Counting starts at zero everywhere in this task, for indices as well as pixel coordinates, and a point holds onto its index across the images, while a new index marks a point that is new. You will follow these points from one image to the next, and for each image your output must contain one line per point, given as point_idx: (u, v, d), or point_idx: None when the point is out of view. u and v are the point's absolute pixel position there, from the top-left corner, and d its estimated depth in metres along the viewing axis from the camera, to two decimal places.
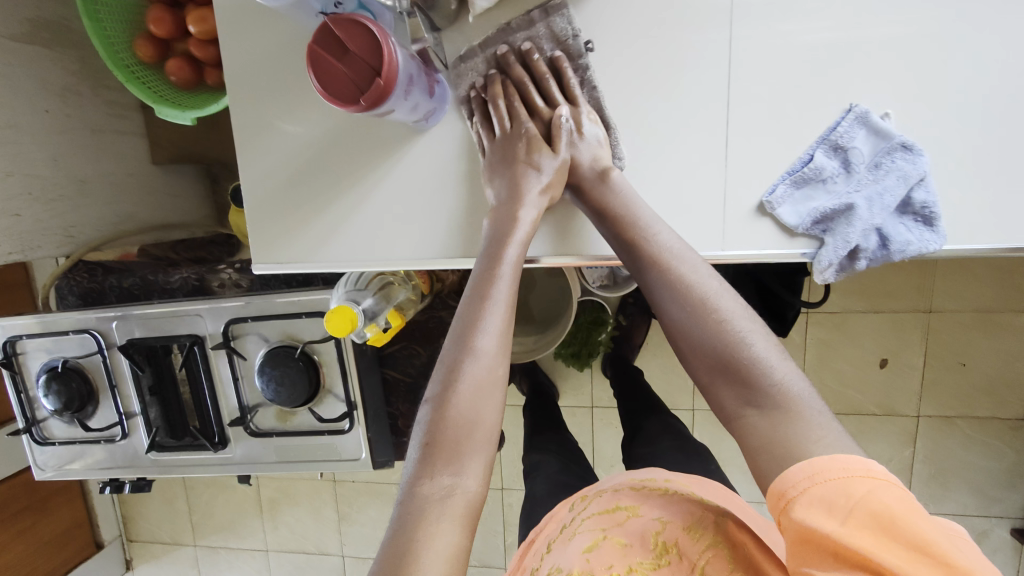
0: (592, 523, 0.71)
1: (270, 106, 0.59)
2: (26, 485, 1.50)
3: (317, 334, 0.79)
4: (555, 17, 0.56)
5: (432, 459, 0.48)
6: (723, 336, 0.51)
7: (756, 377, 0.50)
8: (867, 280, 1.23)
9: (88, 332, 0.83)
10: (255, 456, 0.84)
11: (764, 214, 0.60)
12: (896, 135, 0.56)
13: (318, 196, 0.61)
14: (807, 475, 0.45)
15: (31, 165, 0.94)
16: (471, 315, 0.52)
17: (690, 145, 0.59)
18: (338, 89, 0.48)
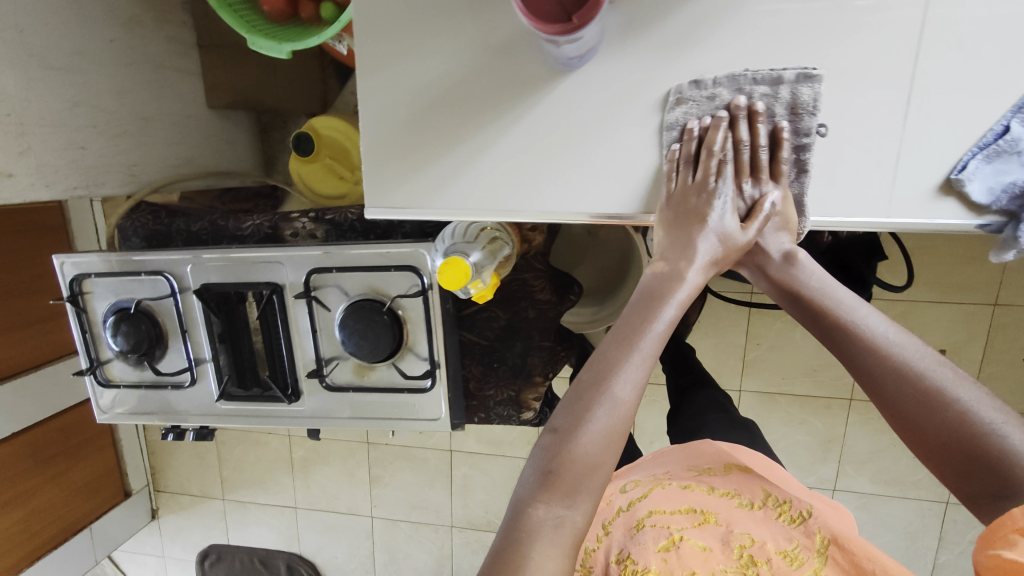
0: (665, 521, 0.75)
1: (398, 39, 0.57)
2: (60, 430, 1.50)
3: (403, 289, 0.76)
4: (798, 82, 0.52)
5: (548, 487, 0.51)
6: (921, 395, 0.53)
7: (978, 454, 0.49)
8: (936, 270, 1.20)
9: (161, 275, 0.80)
10: (328, 410, 0.82)
11: (947, 192, 0.53)
12: None
13: (438, 137, 0.58)
14: None
15: (96, 96, 0.90)
16: (614, 360, 0.55)
17: (864, 99, 0.52)
18: (539, 6, 0.50)
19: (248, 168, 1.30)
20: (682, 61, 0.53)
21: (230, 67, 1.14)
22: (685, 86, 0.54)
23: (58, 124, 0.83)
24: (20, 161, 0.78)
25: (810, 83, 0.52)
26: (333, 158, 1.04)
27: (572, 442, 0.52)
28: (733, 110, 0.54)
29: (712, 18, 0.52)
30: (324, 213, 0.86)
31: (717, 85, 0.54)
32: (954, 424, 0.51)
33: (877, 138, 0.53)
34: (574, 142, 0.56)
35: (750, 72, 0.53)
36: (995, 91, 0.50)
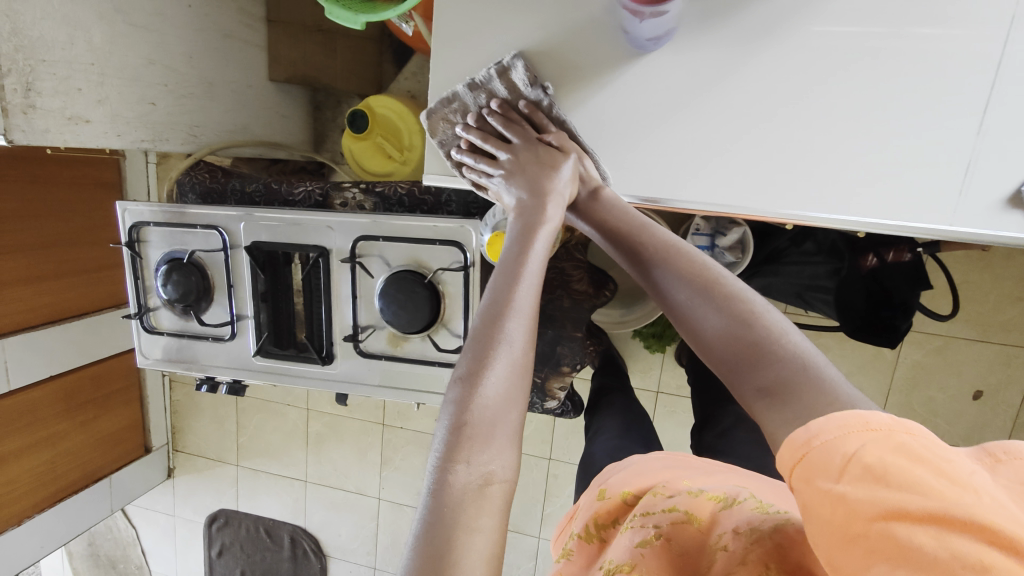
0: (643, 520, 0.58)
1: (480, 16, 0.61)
2: (93, 379, 1.55)
3: (446, 265, 0.77)
4: (492, 78, 0.62)
5: (459, 445, 0.47)
6: (708, 324, 0.51)
7: (772, 352, 0.46)
8: (982, 308, 1.16)
9: (216, 229, 0.83)
10: (358, 376, 0.83)
11: (1014, 208, 0.53)
12: None
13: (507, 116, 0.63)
14: (840, 424, 0.38)
15: (170, 57, 0.93)
16: (496, 306, 0.53)
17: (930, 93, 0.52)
18: None
19: (298, 142, 1.33)
20: (762, 51, 0.54)
21: (293, 43, 1.16)
22: (794, 62, 0.54)
23: (134, 78, 0.87)
24: (97, 109, 0.82)
25: (518, 68, 0.61)
26: (384, 137, 1.06)
27: (470, 404, 0.48)
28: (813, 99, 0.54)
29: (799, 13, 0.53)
30: (373, 185, 0.88)
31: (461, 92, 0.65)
32: (735, 354, 0.49)
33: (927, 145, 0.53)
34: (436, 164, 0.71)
35: (462, 88, 0.64)
36: None
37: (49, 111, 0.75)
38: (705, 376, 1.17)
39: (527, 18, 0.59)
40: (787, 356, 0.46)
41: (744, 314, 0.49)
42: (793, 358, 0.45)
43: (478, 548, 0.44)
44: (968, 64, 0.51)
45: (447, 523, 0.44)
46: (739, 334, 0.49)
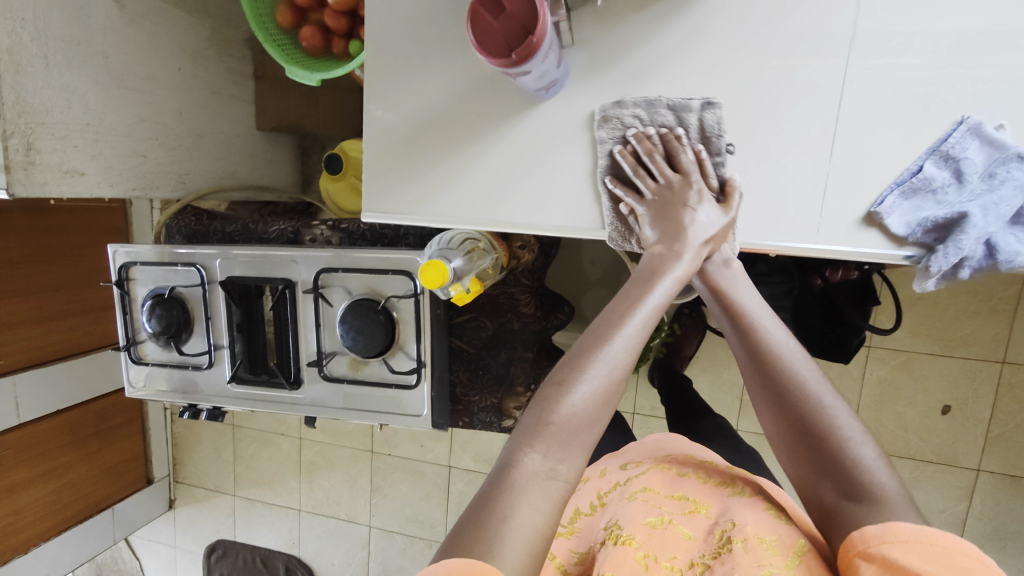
0: (657, 500, 0.67)
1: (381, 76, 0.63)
2: (97, 412, 1.63)
3: (399, 292, 0.83)
4: (698, 110, 0.57)
5: (539, 443, 0.49)
6: (811, 420, 0.55)
7: (845, 463, 0.54)
8: (942, 322, 1.18)
9: (194, 267, 0.91)
10: (324, 399, 0.89)
11: (871, 224, 0.56)
12: (1013, 145, 0.52)
13: (416, 161, 0.64)
14: (914, 535, 0.49)
15: (160, 114, 1.04)
16: (612, 326, 0.52)
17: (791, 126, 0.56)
18: (488, 43, 0.52)
19: (286, 185, 1.42)
20: (638, 94, 0.59)
21: (278, 95, 1.27)
22: (667, 100, 0.58)
23: (126, 135, 0.97)
24: (92, 163, 0.92)
25: (714, 111, 0.57)
26: (358, 177, 1.15)
27: (555, 413, 0.50)
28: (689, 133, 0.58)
29: (664, 60, 0.57)
30: (340, 222, 0.96)
31: (629, 108, 0.59)
32: (832, 456, 0.54)
33: (793, 171, 0.56)
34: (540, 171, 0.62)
35: (660, 101, 0.58)
36: (907, 138, 0.54)
37: (48, 166, 0.84)
38: (674, 396, 1.20)
39: (427, 81, 0.62)
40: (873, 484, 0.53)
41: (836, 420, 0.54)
42: (883, 490, 0.52)
43: (533, 525, 0.48)
44: (821, 97, 0.55)
45: (517, 501, 0.48)
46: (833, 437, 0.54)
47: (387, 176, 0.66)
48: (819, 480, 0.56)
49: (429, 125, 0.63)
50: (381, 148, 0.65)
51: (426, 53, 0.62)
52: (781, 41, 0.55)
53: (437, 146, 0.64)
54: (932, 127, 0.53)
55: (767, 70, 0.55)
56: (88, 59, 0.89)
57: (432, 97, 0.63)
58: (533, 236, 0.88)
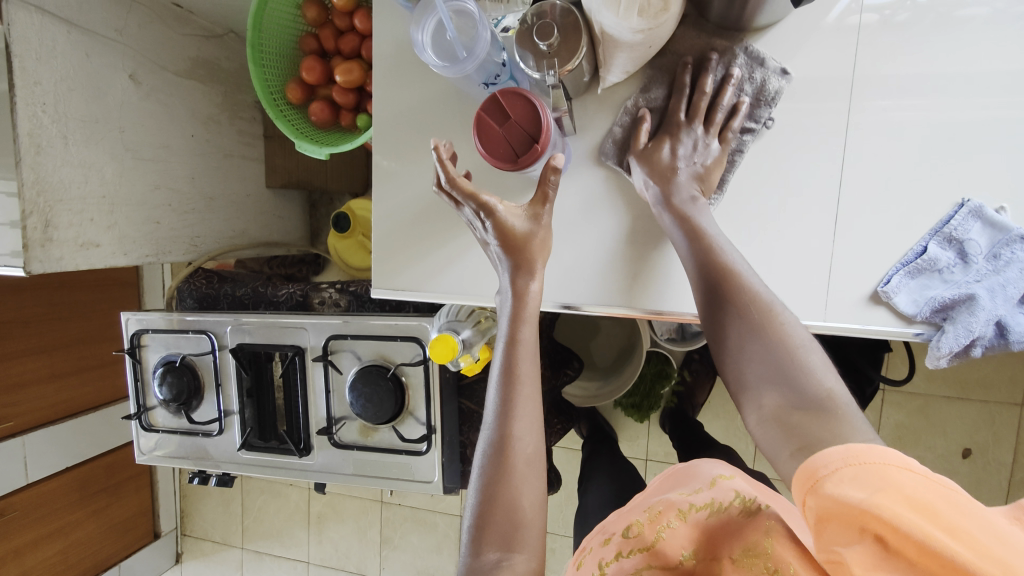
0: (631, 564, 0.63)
1: (388, 157, 0.65)
2: (106, 467, 1.62)
3: (408, 358, 0.84)
4: (771, 68, 0.55)
5: (482, 536, 0.51)
6: (757, 325, 0.49)
7: (799, 376, 0.46)
8: (957, 365, 1.17)
9: (205, 334, 0.92)
10: (333, 466, 0.88)
11: (878, 302, 0.56)
12: (1015, 227, 0.52)
13: (423, 239, 0.66)
14: (843, 460, 0.40)
15: (173, 180, 1.06)
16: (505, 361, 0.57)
17: (794, 204, 0.57)
18: (494, 148, 0.55)
19: (296, 238, 1.44)
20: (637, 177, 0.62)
21: (287, 154, 1.30)
22: None
23: (139, 204, 0.99)
24: (106, 234, 0.94)
25: (782, 78, 0.56)
26: (366, 235, 1.17)
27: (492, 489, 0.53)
28: None
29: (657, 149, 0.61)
30: (348, 285, 0.97)
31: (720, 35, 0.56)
32: (777, 360, 0.48)
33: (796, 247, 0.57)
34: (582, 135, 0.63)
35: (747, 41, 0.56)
36: (910, 217, 0.55)
37: (64, 241, 0.87)
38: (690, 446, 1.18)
39: (437, 164, 0.64)
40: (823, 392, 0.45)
41: (798, 340, 0.48)
42: (833, 396, 0.45)
43: None
44: (819, 178, 0.56)
45: None
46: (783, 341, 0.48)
47: (392, 259, 0.67)
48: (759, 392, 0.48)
49: (434, 203, 0.65)
50: (391, 226, 0.66)
51: (434, 138, 0.63)
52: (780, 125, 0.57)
53: (445, 227, 0.65)
54: (935, 207, 0.54)
55: (764, 151, 0.58)
56: (104, 134, 0.92)
57: (440, 181, 0.64)
58: None
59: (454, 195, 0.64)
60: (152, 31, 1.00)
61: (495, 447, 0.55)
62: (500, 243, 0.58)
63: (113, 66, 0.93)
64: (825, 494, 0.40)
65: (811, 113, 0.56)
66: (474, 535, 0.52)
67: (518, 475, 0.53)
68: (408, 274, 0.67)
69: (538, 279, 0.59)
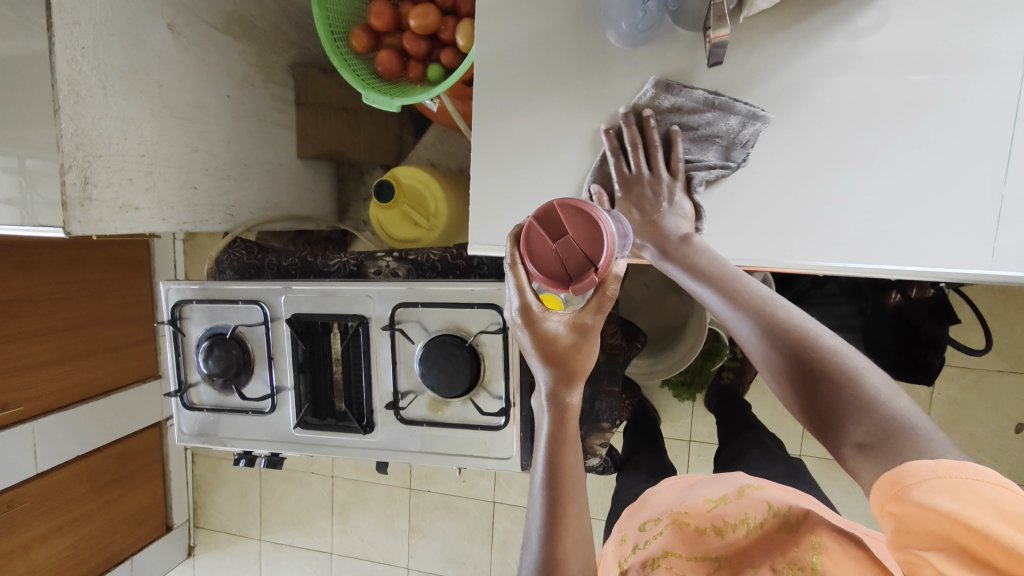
0: (677, 563, 0.62)
1: (491, 102, 0.60)
2: (117, 457, 1.53)
3: (484, 326, 0.78)
4: (742, 109, 0.55)
5: None
6: (810, 367, 0.45)
7: (857, 411, 0.42)
8: (1014, 340, 1.16)
9: (257, 304, 0.85)
10: (400, 443, 0.83)
11: None
12: None
13: (531, 190, 0.61)
14: (934, 472, 0.37)
15: (210, 143, 0.99)
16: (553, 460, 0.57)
17: (962, 143, 0.52)
18: (547, 267, 0.52)
19: (324, 213, 1.37)
20: (780, 122, 0.55)
21: (320, 123, 1.23)
22: (819, 120, 0.54)
23: (178, 166, 0.92)
24: (145, 196, 0.86)
25: (756, 121, 0.55)
26: (410, 206, 1.09)
27: None
28: (835, 139, 0.55)
29: (810, 85, 0.54)
30: (406, 253, 0.91)
31: (684, 91, 0.56)
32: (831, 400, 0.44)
33: (962, 189, 0.53)
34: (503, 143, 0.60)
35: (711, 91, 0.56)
36: None
37: (102, 202, 0.79)
38: (736, 418, 1.12)
39: (546, 105, 0.59)
40: (890, 410, 0.41)
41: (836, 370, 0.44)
42: (900, 425, 0.40)
43: None
44: (993, 119, 0.51)
45: None
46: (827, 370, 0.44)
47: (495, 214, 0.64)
48: (839, 440, 0.43)
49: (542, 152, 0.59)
50: (494, 177, 0.61)
51: (549, 82, 0.58)
52: (950, 52, 0.51)
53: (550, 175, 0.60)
54: None
55: (924, 90, 0.52)
56: (143, 87, 0.85)
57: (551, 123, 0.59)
58: None
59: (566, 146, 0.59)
60: None
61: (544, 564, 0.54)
62: (539, 349, 0.57)
63: (152, 13, 0.86)
64: (911, 505, 0.37)
65: (983, 39, 0.50)
66: None
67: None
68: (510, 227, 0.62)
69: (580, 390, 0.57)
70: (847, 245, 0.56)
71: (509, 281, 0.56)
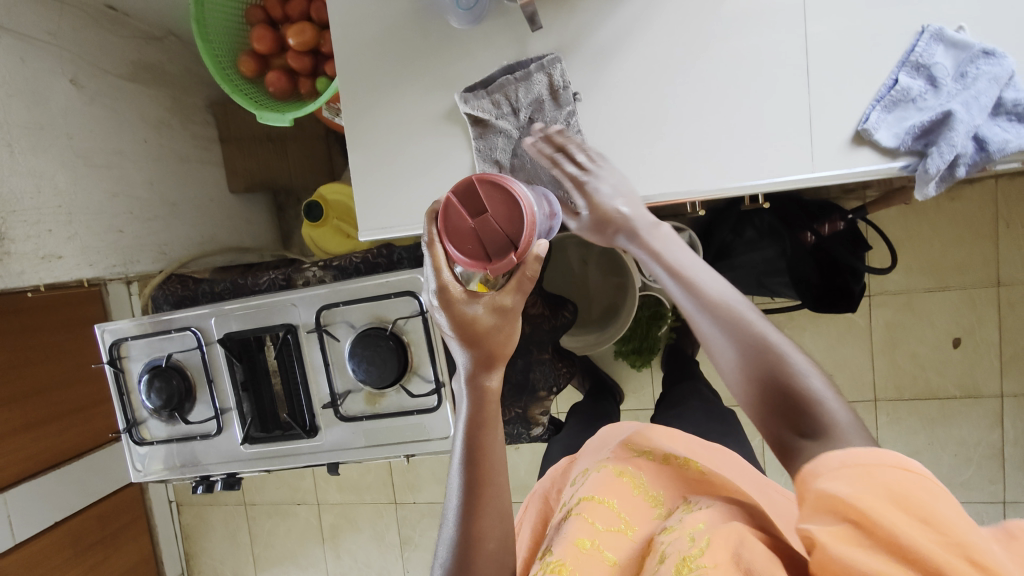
0: (594, 512, 0.56)
1: (353, 95, 0.63)
2: (98, 518, 1.53)
3: (404, 313, 0.81)
4: (540, 65, 0.58)
5: None
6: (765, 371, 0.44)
7: (803, 413, 0.42)
8: (934, 257, 1.20)
9: (189, 330, 0.88)
10: (345, 442, 0.85)
11: (861, 143, 0.54)
12: (975, 43, 0.51)
13: (402, 170, 0.63)
14: (866, 464, 0.36)
15: (131, 187, 1.03)
16: (474, 441, 0.55)
17: (759, 57, 0.54)
18: (462, 244, 0.50)
19: (266, 242, 1.41)
20: (590, 67, 0.58)
21: (246, 155, 1.27)
22: (625, 56, 0.57)
23: (99, 212, 0.95)
24: (68, 244, 0.89)
25: (554, 62, 0.58)
26: (340, 219, 1.14)
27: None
28: (644, 71, 0.57)
29: (609, 26, 0.57)
30: (331, 260, 0.94)
31: (489, 91, 0.59)
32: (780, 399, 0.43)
33: (770, 100, 0.55)
34: (388, 180, 0.64)
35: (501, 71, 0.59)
36: (876, 51, 0.52)
37: (24, 253, 0.82)
38: (679, 370, 1.17)
39: (409, 93, 0.62)
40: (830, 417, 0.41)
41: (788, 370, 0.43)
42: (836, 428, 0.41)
43: None
44: (783, 29, 0.53)
45: None
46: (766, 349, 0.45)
47: (377, 200, 0.65)
48: (786, 446, 0.43)
49: (406, 134, 0.63)
50: (366, 165, 0.64)
51: (403, 69, 0.62)
52: None
53: (422, 160, 0.62)
54: (899, 39, 0.52)
55: (708, 14, 0.55)
56: (53, 141, 0.88)
57: (401, 106, 0.62)
58: None
59: (425, 127, 0.62)
60: (88, 34, 0.97)
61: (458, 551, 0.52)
62: (458, 331, 0.52)
63: (51, 70, 0.89)
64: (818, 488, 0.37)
65: None
66: None
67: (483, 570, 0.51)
68: (390, 208, 0.64)
69: (498, 375, 0.54)
70: (680, 172, 0.57)
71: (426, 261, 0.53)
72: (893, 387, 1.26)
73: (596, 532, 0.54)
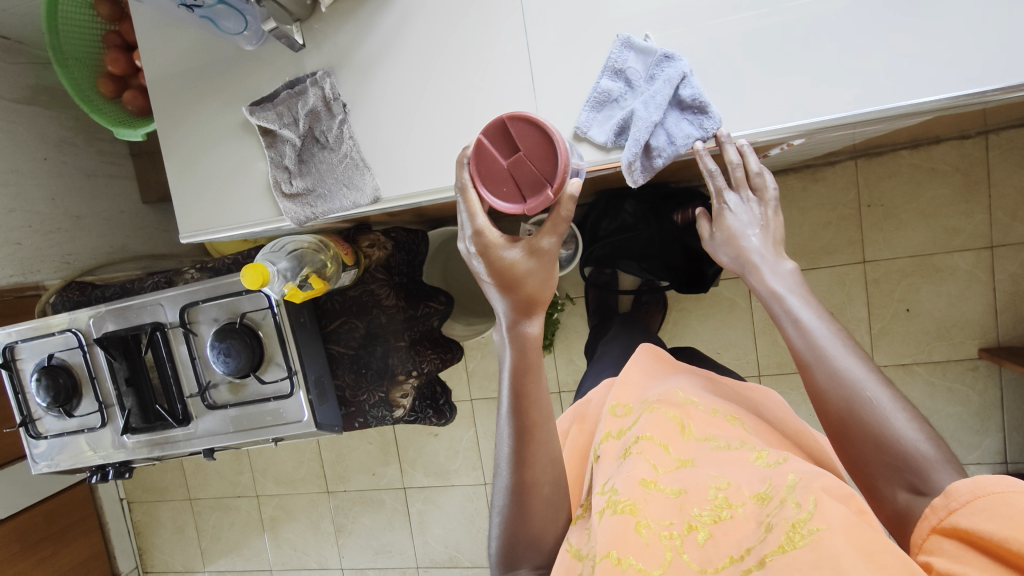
0: (652, 452, 0.55)
1: (165, 114, 0.71)
2: (46, 515, 1.56)
3: (256, 307, 0.89)
4: (315, 79, 0.64)
5: (515, 555, 0.58)
6: (853, 392, 0.50)
7: (885, 435, 0.47)
8: (800, 239, 1.27)
9: (71, 332, 0.95)
10: (215, 428, 0.93)
11: (581, 139, 0.62)
12: (658, 49, 0.58)
13: (210, 177, 0.71)
14: (974, 492, 0.40)
15: (31, 202, 1.11)
16: (520, 389, 0.56)
17: (492, 67, 0.61)
18: (497, 185, 0.55)
19: (187, 249, 1.48)
20: (358, 82, 0.64)
21: (156, 168, 1.35)
22: (379, 70, 0.64)
23: None
24: None
25: (326, 78, 0.64)
26: None
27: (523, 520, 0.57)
28: (398, 82, 0.63)
29: (365, 45, 0.63)
30: (208, 263, 1.02)
31: (275, 102, 0.66)
32: (864, 417, 0.49)
33: (506, 104, 0.62)
34: (199, 185, 0.71)
35: (283, 85, 0.66)
36: (585, 60, 0.60)
37: None
38: None
39: (206, 111, 0.69)
40: (908, 442, 0.47)
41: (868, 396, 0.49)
42: (917, 454, 0.46)
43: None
44: (510, 43, 0.60)
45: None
46: (861, 410, 0.49)
47: (191, 203, 0.72)
48: (873, 453, 0.48)
49: (214, 148, 0.70)
50: (180, 173, 0.71)
51: (205, 89, 0.69)
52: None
53: (225, 170, 0.70)
54: (601, 48, 0.59)
55: (446, 31, 0.61)
56: None
57: (207, 122, 0.69)
58: (381, 235, 0.97)
59: (228, 141, 0.69)
60: None
61: (515, 492, 0.57)
62: (495, 277, 0.54)
63: None
64: (960, 516, 0.40)
65: None
66: (504, 551, 0.58)
67: (540, 513, 0.58)
68: (205, 212, 0.72)
69: (537, 322, 0.56)
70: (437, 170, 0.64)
71: (460, 209, 0.55)
72: (774, 364, 1.32)
73: (657, 472, 0.53)
